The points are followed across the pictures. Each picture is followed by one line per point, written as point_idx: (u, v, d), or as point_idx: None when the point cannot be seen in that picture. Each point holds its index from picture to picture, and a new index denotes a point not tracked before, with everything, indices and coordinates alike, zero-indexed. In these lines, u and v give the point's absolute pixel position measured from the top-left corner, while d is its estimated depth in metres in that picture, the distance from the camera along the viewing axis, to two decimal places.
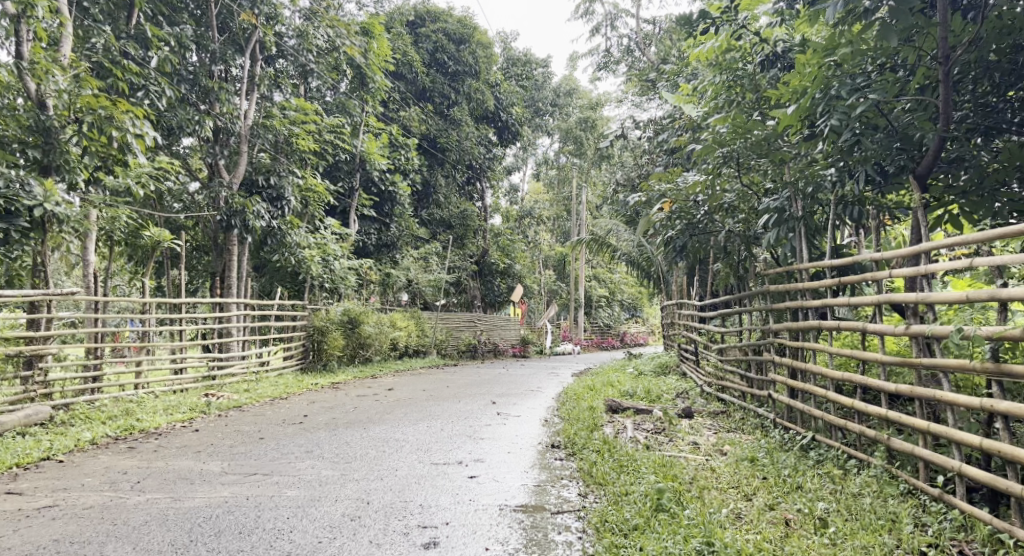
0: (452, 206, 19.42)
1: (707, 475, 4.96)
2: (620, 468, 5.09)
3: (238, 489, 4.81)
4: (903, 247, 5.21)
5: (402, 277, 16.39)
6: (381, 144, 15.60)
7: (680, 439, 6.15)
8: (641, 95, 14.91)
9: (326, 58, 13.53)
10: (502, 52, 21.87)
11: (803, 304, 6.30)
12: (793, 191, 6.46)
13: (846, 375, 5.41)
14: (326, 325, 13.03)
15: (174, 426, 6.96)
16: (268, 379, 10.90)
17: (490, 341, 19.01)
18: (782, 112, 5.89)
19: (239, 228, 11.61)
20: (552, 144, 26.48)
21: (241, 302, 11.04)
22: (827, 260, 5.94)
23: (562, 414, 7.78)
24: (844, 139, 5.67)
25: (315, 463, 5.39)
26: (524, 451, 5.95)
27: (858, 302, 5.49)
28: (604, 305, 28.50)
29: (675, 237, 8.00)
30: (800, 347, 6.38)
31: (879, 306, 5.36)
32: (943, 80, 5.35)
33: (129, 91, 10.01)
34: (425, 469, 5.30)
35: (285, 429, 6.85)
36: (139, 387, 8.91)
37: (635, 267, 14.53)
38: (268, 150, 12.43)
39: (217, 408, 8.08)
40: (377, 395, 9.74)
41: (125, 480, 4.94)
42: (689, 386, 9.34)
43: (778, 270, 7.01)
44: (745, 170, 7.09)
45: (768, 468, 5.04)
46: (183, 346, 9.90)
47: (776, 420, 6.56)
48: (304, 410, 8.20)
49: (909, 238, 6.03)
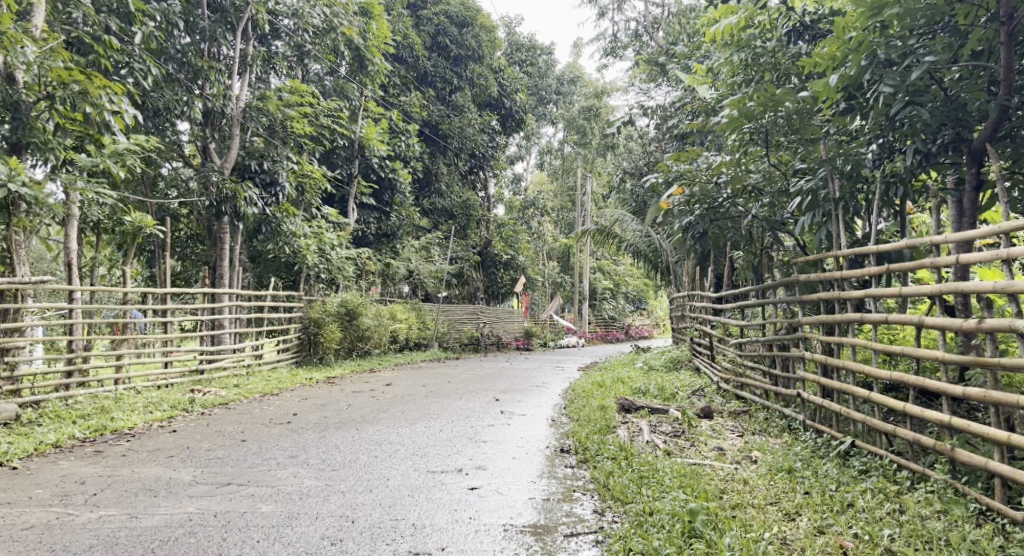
0: (455, 195, 18.65)
1: (741, 490, 4.41)
2: (641, 482, 4.53)
3: (206, 503, 4.26)
4: (965, 231, 4.68)
5: (403, 268, 15.83)
6: (381, 129, 15.01)
7: (703, 445, 5.59)
8: (649, 80, 14.35)
9: (323, 38, 13.09)
10: (506, 37, 21.21)
11: (842, 296, 5.75)
12: (829, 169, 5.90)
13: (894, 375, 4.89)
14: (323, 317, 12.41)
15: (151, 425, 6.40)
16: (259, 374, 10.39)
17: (494, 334, 18.50)
18: (820, 82, 5.33)
19: (229, 214, 11.07)
20: (556, 133, 25.86)
21: (233, 292, 10.56)
22: (871, 247, 5.37)
23: (571, 413, 7.23)
24: (897, 108, 5.15)
25: (297, 471, 4.83)
26: (531, 456, 5.41)
27: (914, 294, 4.95)
28: (609, 298, 27.93)
29: (692, 223, 7.33)
30: (834, 343, 5.83)
31: (938, 297, 4.83)
32: (1005, 42, 4.89)
33: (111, 68, 9.45)
34: (421, 479, 4.75)
35: (271, 430, 6.30)
36: (119, 383, 8.34)
37: (642, 258, 14.00)
38: (263, 134, 11.88)
39: (200, 405, 7.53)
40: (372, 392, 9.16)
41: (80, 492, 4.40)
42: (703, 382, 8.78)
43: (808, 257, 6.45)
44: (773, 148, 6.52)
45: (810, 480, 4.49)
46: (170, 339, 9.32)
47: (807, 423, 6.01)
48: (296, 407, 7.64)
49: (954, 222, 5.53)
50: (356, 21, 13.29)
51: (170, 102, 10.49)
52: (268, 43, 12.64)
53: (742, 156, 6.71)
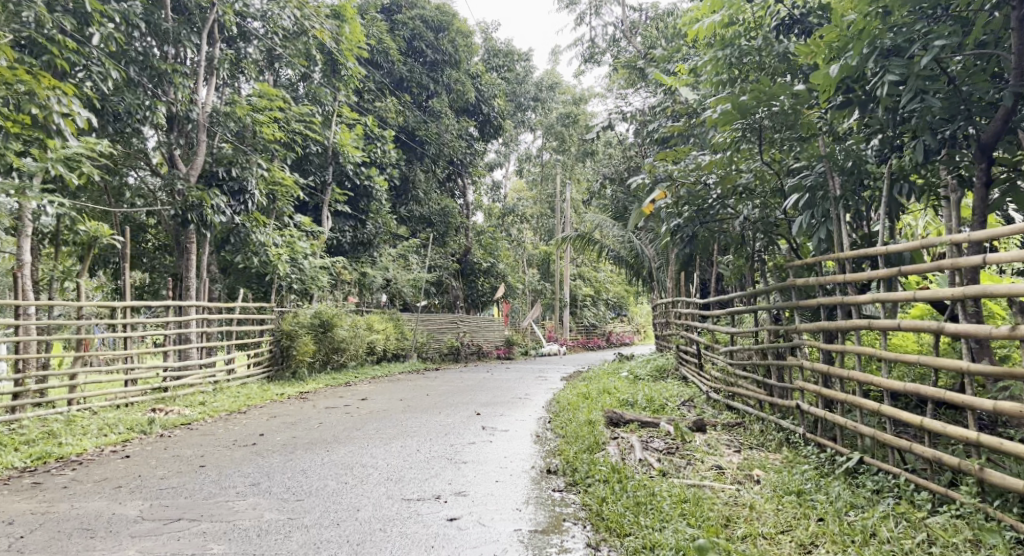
0: (432, 202, 18.24)
1: (749, 517, 4.07)
2: (638, 511, 4.15)
3: (150, 545, 3.82)
4: (991, 230, 4.41)
5: (379, 277, 15.37)
6: (356, 135, 14.55)
7: (699, 463, 5.22)
8: (630, 85, 13.99)
9: (294, 42, 12.65)
10: (483, 42, 20.81)
11: (846, 300, 5.43)
12: (827, 165, 5.57)
13: (910, 386, 4.61)
14: (295, 329, 11.93)
15: (102, 450, 5.91)
16: (229, 390, 9.86)
17: (474, 343, 18.09)
18: (819, 75, 4.99)
19: (195, 223, 10.57)
20: (535, 140, 25.49)
21: (200, 306, 10.04)
22: (880, 249, 5.06)
23: (556, 428, 6.84)
24: (903, 97, 4.84)
25: (257, 502, 4.38)
26: (516, 480, 4.99)
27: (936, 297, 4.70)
28: (590, 305, 27.59)
29: (681, 225, 7.00)
30: (837, 351, 5.49)
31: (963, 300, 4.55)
32: (1018, 27, 4.57)
33: (67, 71, 9.02)
34: (395, 510, 4.32)
35: (234, 453, 5.84)
36: (73, 404, 7.81)
37: (624, 264, 13.64)
38: (231, 140, 11.38)
39: (160, 427, 7.04)
40: (346, 407, 8.69)
41: (6, 534, 3.94)
42: (691, 393, 8.39)
43: (805, 260, 6.11)
44: (765, 146, 6.16)
45: (822, 504, 4.16)
46: (132, 356, 8.78)
47: (807, 435, 5.65)
48: (262, 427, 7.17)
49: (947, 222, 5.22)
50: (327, 24, 12.85)
51: (132, 107, 9.95)
52: (235, 46, 12.15)
53: (733, 154, 6.38)
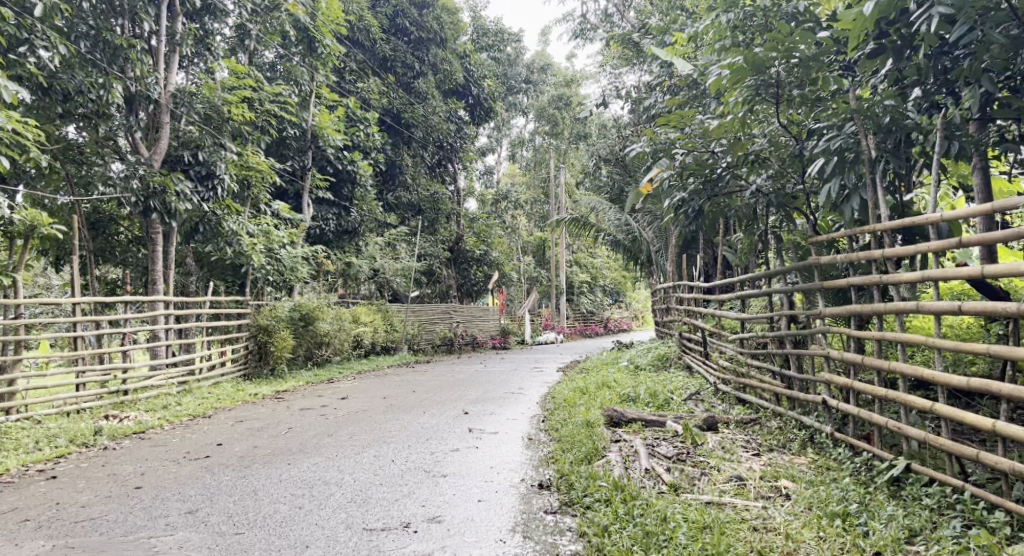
0: (421, 187, 17.36)
1: (784, 549, 3.71)
2: (648, 546, 3.72)
3: None
4: None
5: (365, 267, 14.56)
6: (336, 117, 13.66)
7: (715, 472, 4.56)
8: (625, 60, 13.14)
9: (264, 16, 11.92)
10: (471, 21, 19.82)
11: (885, 279, 4.66)
12: (861, 122, 4.80)
13: (975, 382, 3.93)
14: (272, 324, 11.08)
15: (28, 470, 5.17)
16: (199, 391, 9.00)
17: (468, 333, 17.34)
18: (855, 14, 4.23)
19: (158, 211, 9.66)
20: (527, 123, 24.64)
21: (170, 300, 9.34)
22: (932, 218, 4.31)
23: (550, 430, 6.09)
24: (952, 34, 4.16)
25: (187, 539, 3.88)
26: (502, 498, 4.35)
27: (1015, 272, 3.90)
28: (588, 291, 26.76)
29: (685, 201, 6.13)
30: (874, 339, 4.71)
31: None
32: None
33: (8, 45, 8.16)
34: (354, 546, 3.84)
35: (179, 468, 5.13)
36: (11, 414, 7.03)
37: (621, 249, 12.82)
38: (198, 121, 10.43)
39: (105, 436, 6.27)
40: (322, 409, 7.90)
41: None
42: (697, 385, 7.61)
43: (830, 235, 5.31)
44: (781, 105, 5.35)
45: (872, 532, 3.77)
46: (80, 358, 7.89)
47: (836, 435, 4.89)
48: (222, 435, 6.40)
49: (977, 192, 4.80)
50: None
51: (84, 85, 8.98)
52: (200, 21, 11.08)
53: (747, 116, 5.52)
